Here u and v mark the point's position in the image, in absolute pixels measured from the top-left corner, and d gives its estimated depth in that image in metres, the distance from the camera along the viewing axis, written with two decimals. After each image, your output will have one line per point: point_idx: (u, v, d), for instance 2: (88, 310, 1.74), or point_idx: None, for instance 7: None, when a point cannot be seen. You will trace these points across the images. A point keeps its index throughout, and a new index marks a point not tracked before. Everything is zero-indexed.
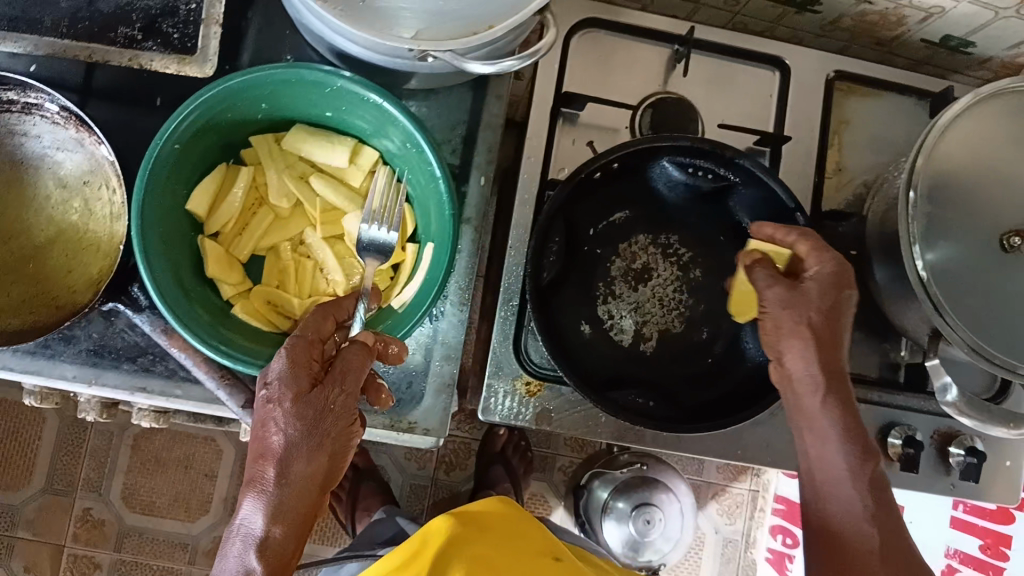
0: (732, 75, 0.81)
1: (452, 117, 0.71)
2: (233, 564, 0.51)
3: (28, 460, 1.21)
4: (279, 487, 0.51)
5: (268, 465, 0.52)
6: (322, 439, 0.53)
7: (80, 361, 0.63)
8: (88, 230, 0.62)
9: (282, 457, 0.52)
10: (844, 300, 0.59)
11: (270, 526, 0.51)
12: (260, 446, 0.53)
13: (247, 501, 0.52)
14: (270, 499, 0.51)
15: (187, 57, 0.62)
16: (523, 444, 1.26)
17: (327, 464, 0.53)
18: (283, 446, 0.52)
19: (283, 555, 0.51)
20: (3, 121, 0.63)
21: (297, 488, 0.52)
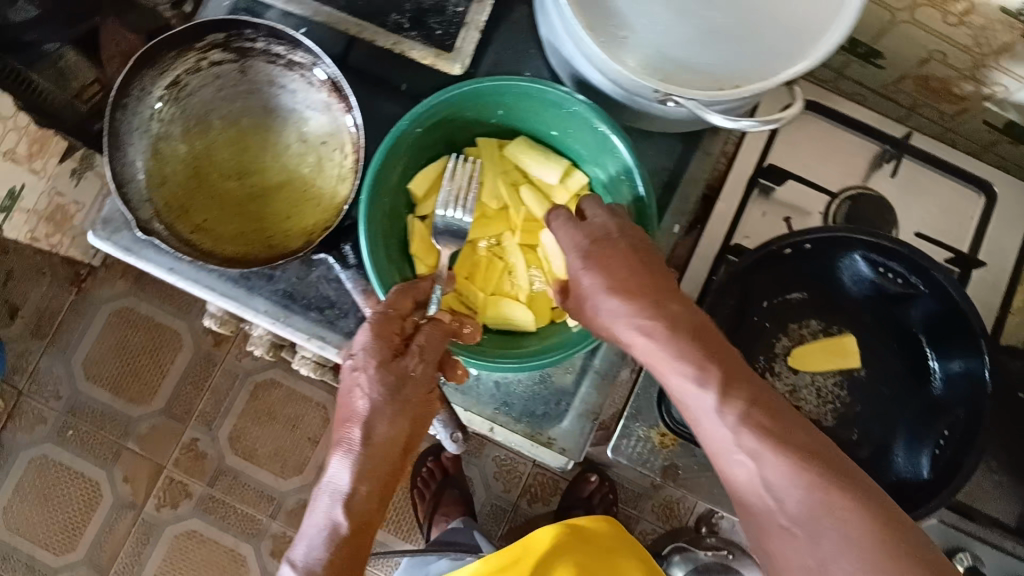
0: (936, 185, 0.80)
1: (659, 162, 0.73)
2: (321, 517, 0.54)
3: (157, 379, 1.29)
4: (364, 447, 0.56)
5: (355, 427, 0.56)
6: (403, 402, 0.58)
7: (273, 299, 0.68)
8: (314, 185, 0.67)
9: (366, 420, 0.56)
10: (640, 260, 0.57)
11: (356, 486, 0.55)
12: (347, 409, 0.58)
13: (335, 460, 0.56)
14: (356, 459, 0.55)
15: (443, 52, 0.66)
16: (611, 498, 1.25)
17: (408, 429, 0.58)
18: (367, 409, 0.56)
19: (367, 511, 0.55)
20: (265, 71, 0.68)
21: (380, 449, 0.56)
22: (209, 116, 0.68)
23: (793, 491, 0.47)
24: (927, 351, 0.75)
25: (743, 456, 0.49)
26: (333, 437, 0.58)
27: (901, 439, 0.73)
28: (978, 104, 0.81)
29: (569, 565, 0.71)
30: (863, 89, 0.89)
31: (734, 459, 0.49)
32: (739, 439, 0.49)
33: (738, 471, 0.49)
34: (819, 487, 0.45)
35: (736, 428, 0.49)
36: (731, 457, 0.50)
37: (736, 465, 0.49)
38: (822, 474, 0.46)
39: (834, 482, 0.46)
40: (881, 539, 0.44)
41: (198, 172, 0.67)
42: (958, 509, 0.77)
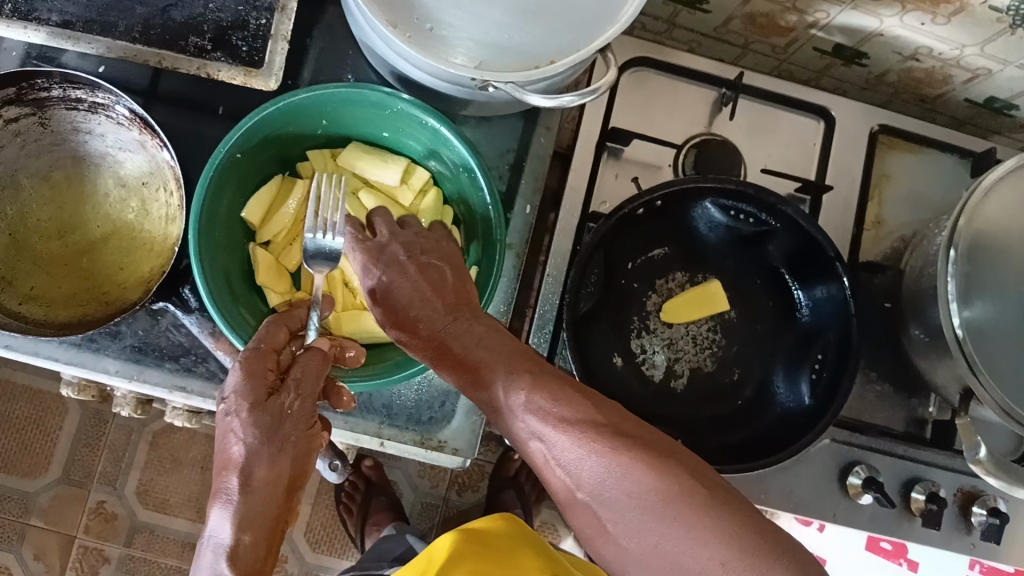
0: (777, 121, 0.82)
1: (500, 145, 0.72)
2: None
3: (48, 447, 1.23)
4: (244, 495, 0.51)
5: (231, 475, 0.51)
6: (282, 442, 0.53)
7: (124, 356, 0.64)
8: (143, 230, 0.64)
9: (245, 464, 0.51)
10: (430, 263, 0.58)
11: (241, 535, 0.50)
12: (223, 459, 0.53)
13: (215, 513, 0.51)
14: (237, 507, 0.50)
15: (253, 70, 0.63)
16: (538, 471, 1.26)
17: (291, 468, 0.53)
18: (243, 454, 0.52)
19: (256, 561, 0.50)
20: (68, 118, 0.64)
21: (263, 494, 0.51)
22: (17, 177, 0.63)
23: (579, 462, 0.45)
24: (790, 283, 0.77)
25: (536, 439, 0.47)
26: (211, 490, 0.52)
27: (780, 370, 0.75)
28: (805, 33, 0.83)
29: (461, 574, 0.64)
30: (695, 35, 0.89)
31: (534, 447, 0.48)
32: (529, 423, 0.48)
33: (536, 456, 0.48)
34: (600, 452, 0.44)
35: (523, 412, 0.48)
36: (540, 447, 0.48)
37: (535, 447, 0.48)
38: (595, 438, 0.45)
39: (610, 440, 0.45)
40: (659, 489, 0.43)
41: (15, 239, 0.62)
42: (846, 425, 0.79)
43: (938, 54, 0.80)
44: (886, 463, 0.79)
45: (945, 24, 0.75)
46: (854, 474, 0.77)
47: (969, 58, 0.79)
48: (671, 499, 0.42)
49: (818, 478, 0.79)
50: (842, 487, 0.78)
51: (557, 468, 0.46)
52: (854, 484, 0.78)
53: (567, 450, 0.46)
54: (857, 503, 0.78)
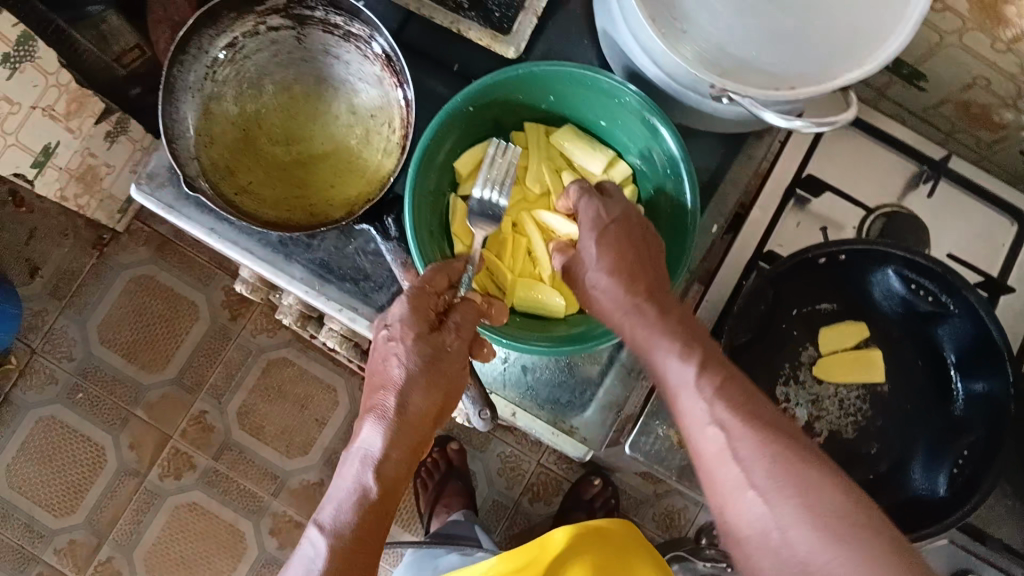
0: (972, 212, 0.81)
1: (701, 161, 0.73)
2: (352, 479, 0.55)
3: (170, 348, 1.29)
4: (396, 416, 0.56)
5: (389, 396, 0.57)
6: (436, 374, 0.58)
7: (309, 267, 0.68)
8: (360, 157, 0.68)
9: (401, 389, 0.57)
10: (639, 250, 0.59)
11: (389, 451, 0.55)
12: (381, 378, 0.58)
13: (368, 426, 0.57)
14: (388, 424, 0.56)
15: (499, 35, 0.66)
16: (614, 501, 1.26)
17: (441, 401, 0.59)
18: (401, 378, 0.57)
19: (397, 479, 0.55)
20: (322, 40, 0.68)
21: (412, 419, 0.57)
22: (262, 80, 0.68)
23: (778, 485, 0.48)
24: (952, 373, 0.74)
25: (753, 490, 0.49)
26: (369, 403, 0.59)
27: (921, 458, 0.73)
28: (1017, 133, 0.82)
29: (584, 564, 0.72)
30: (903, 111, 0.90)
31: (733, 450, 0.50)
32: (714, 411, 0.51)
33: (710, 444, 0.51)
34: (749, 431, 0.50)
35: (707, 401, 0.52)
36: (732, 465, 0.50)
37: (708, 440, 0.51)
38: (737, 407, 0.51)
39: (766, 427, 0.50)
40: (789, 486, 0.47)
41: (246, 134, 0.68)
42: (969, 532, 0.77)
43: None
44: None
45: None
46: None
47: None
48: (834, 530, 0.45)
49: None
50: None
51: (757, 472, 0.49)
52: None
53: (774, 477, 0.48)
54: None
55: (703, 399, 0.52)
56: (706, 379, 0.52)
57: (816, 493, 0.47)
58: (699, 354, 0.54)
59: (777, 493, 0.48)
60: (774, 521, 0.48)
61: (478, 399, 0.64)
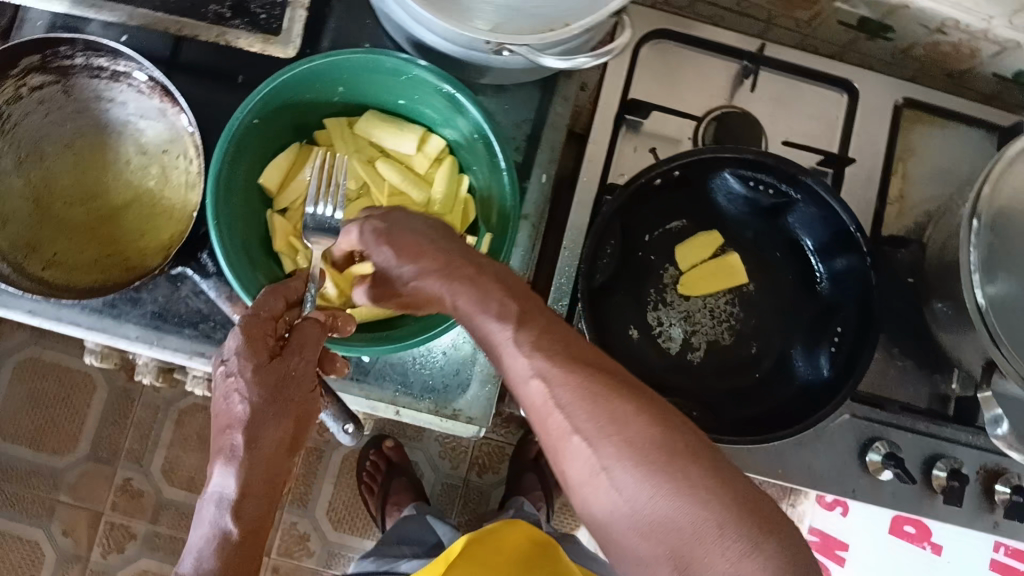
0: (798, 95, 0.81)
1: (517, 115, 0.72)
2: (208, 528, 0.49)
3: (76, 426, 1.25)
4: (248, 452, 0.50)
5: (235, 433, 0.50)
6: (284, 402, 0.51)
7: (144, 322, 0.65)
8: (163, 197, 0.65)
9: (249, 425, 0.50)
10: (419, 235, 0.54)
11: (246, 491, 0.49)
12: (222, 418, 0.51)
13: (216, 469, 0.50)
14: (242, 464, 0.49)
15: (271, 37, 0.63)
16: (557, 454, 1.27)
17: (293, 431, 0.52)
18: (247, 414, 0.50)
19: (260, 518, 0.50)
20: (91, 86, 0.65)
21: (267, 453, 0.50)
22: (40, 144, 0.65)
23: (602, 439, 0.43)
24: (812, 257, 0.75)
25: (577, 435, 0.43)
26: (213, 444, 0.51)
27: (798, 346, 0.74)
28: (829, 6, 0.82)
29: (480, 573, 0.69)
30: (719, 10, 0.89)
31: (552, 407, 0.44)
32: (531, 362, 0.46)
33: (532, 397, 0.46)
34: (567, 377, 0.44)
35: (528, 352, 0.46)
36: (553, 422, 0.44)
37: (531, 394, 0.46)
38: (555, 353, 0.46)
39: (582, 366, 0.45)
40: (620, 439, 0.42)
41: (38, 205, 0.64)
42: (866, 401, 0.78)
43: (966, 27, 0.79)
44: (906, 439, 0.78)
45: None
46: (874, 450, 0.76)
47: (997, 30, 0.78)
48: (668, 481, 0.41)
49: (837, 452, 0.77)
50: (862, 463, 0.77)
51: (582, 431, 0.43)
52: (874, 460, 0.76)
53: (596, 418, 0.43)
54: (877, 480, 0.77)
55: (523, 352, 0.46)
56: (523, 333, 0.47)
57: (640, 431, 0.42)
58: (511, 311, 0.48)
59: (596, 432, 0.43)
60: (598, 461, 0.43)
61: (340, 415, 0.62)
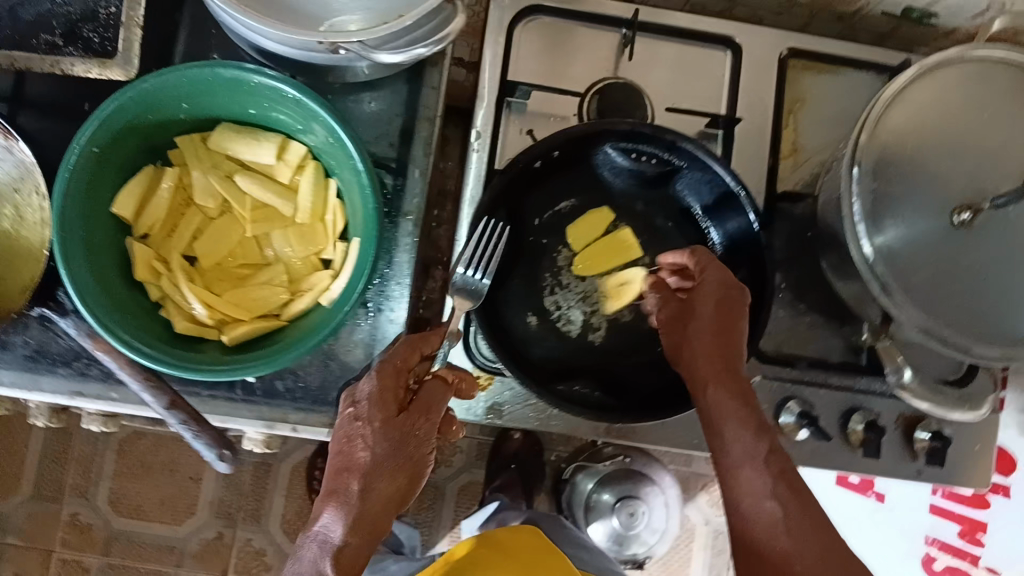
0: (683, 58, 0.80)
1: (388, 110, 0.70)
2: (309, 563, 0.52)
3: (16, 467, 1.23)
4: (361, 498, 0.54)
5: (354, 480, 0.54)
6: (403, 459, 0.56)
7: (18, 366, 0.63)
8: (19, 237, 0.63)
9: (367, 471, 0.54)
10: (731, 308, 0.62)
11: (349, 537, 0.52)
12: (344, 460, 0.55)
13: (326, 512, 0.53)
14: (352, 511, 0.53)
15: (107, 60, 0.61)
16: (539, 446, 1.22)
17: (403, 486, 0.55)
18: (370, 459, 0.54)
19: (357, 564, 0.52)
20: None
21: (377, 505, 0.54)
22: None
23: (764, 474, 0.56)
24: (701, 221, 0.75)
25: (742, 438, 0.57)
26: (325, 488, 0.55)
27: None
28: None
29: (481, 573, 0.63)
30: None
31: (719, 406, 0.59)
32: (720, 409, 0.59)
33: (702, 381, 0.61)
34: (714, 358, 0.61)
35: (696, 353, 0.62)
36: (742, 507, 0.56)
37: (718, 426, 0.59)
38: (722, 374, 0.60)
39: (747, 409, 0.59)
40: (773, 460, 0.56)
41: None
42: (776, 360, 0.77)
43: None
44: (821, 395, 0.77)
45: None
46: (787, 412, 0.75)
47: None
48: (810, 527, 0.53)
49: None
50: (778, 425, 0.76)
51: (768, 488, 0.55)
52: (789, 421, 0.75)
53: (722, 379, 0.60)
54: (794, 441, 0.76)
55: (705, 352, 0.61)
56: (708, 342, 0.61)
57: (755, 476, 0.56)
58: (722, 364, 0.60)
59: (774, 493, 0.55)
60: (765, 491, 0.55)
61: (214, 443, 0.62)
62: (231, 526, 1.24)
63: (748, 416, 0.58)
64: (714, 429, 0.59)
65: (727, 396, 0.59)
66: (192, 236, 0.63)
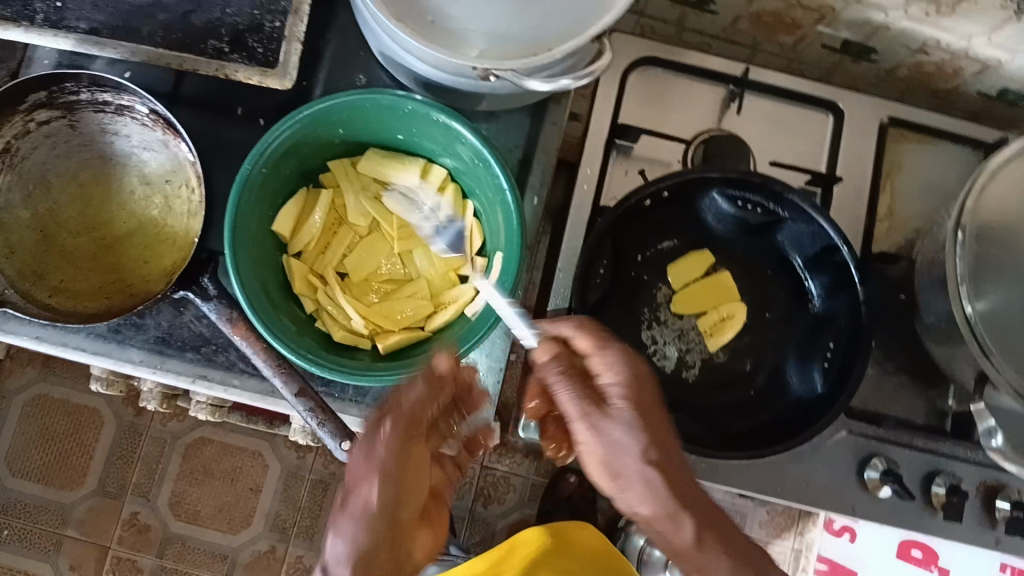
0: (789, 117, 0.84)
1: (510, 139, 0.74)
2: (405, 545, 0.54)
3: (83, 461, 1.21)
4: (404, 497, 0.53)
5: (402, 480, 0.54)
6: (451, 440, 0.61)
7: (148, 346, 0.67)
8: (166, 225, 0.67)
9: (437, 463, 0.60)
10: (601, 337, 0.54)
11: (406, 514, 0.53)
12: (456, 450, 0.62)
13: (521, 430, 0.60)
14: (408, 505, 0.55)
15: (268, 69, 0.65)
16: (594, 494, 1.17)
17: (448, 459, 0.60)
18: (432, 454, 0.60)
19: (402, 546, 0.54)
20: (96, 120, 0.68)
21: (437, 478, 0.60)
22: (47, 177, 0.67)
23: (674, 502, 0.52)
24: (802, 271, 0.77)
25: (645, 492, 0.51)
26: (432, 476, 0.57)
27: (793, 360, 0.75)
28: (812, 30, 0.84)
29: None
30: (706, 38, 0.92)
31: (635, 487, 0.51)
32: (629, 478, 0.51)
33: (629, 483, 0.51)
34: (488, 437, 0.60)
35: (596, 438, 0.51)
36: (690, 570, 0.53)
37: (638, 496, 0.51)
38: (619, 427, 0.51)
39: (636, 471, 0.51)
40: (693, 520, 0.51)
41: (45, 235, 0.66)
42: (862, 417, 0.78)
43: (946, 46, 0.81)
44: (906, 455, 0.77)
45: (950, 14, 0.75)
46: (871, 467, 0.76)
47: (977, 48, 0.80)
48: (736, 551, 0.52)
49: (836, 470, 0.77)
50: (861, 481, 0.77)
51: (666, 528, 0.51)
52: (873, 478, 0.76)
53: (668, 518, 0.51)
54: (875, 497, 0.77)
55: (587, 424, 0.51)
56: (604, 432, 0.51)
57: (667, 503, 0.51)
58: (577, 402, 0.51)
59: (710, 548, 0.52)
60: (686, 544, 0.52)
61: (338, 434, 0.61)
62: (285, 540, 1.22)
63: (652, 474, 0.51)
64: (696, 500, 0.52)
65: (618, 443, 0.51)
66: (346, 249, 0.69)
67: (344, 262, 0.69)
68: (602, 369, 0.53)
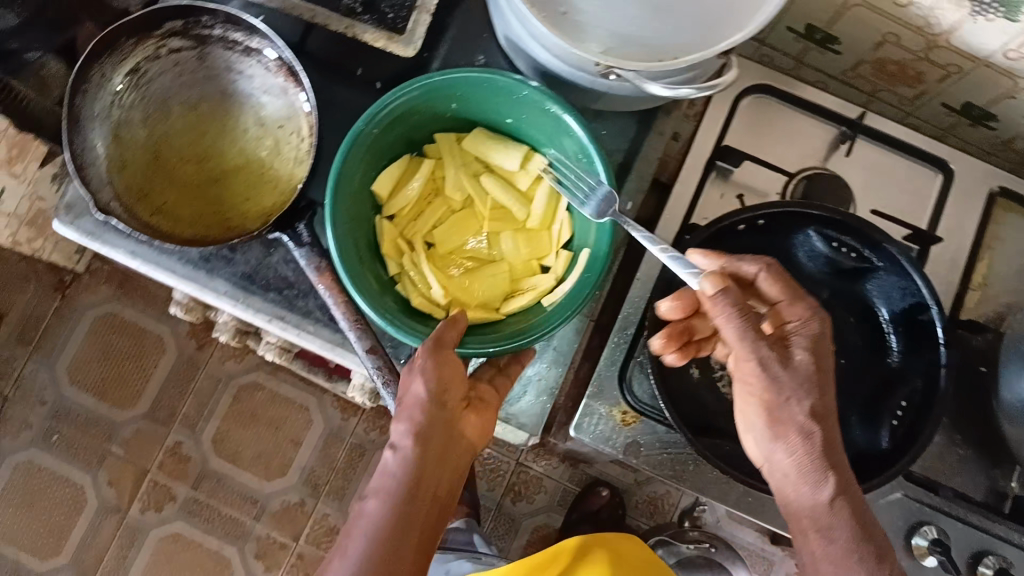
0: (897, 168, 0.82)
1: (614, 143, 0.74)
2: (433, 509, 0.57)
3: (139, 383, 1.24)
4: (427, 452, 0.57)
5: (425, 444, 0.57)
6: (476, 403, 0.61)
7: (233, 281, 0.69)
8: (272, 168, 0.69)
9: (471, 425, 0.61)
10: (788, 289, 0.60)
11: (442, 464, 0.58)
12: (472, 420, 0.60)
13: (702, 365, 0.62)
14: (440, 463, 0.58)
15: (395, 35, 0.70)
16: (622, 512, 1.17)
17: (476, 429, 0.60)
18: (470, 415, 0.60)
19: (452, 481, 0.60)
20: (224, 58, 0.70)
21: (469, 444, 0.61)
22: (168, 101, 0.70)
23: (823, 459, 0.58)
24: (886, 325, 0.75)
25: (794, 434, 0.57)
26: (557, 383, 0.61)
27: (857, 417, 0.73)
28: (935, 86, 0.83)
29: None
30: (824, 76, 0.91)
31: (785, 428, 0.57)
32: (783, 419, 0.58)
33: (779, 426, 0.58)
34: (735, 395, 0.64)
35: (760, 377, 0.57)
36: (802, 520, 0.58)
37: (787, 437, 0.58)
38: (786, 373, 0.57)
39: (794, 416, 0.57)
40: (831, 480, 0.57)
41: (156, 156, 0.69)
42: (919, 482, 0.76)
43: None
44: (957, 528, 0.76)
45: None
46: (921, 535, 0.74)
47: None
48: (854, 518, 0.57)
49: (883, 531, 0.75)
50: (907, 547, 0.75)
51: (799, 478, 0.57)
52: (920, 545, 0.74)
53: (814, 471, 0.57)
54: (920, 565, 0.75)
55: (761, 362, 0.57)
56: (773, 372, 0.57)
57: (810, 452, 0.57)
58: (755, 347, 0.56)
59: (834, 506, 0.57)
60: (811, 495, 0.57)
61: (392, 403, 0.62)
62: (315, 496, 1.24)
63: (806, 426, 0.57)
64: (836, 460, 0.58)
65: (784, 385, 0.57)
66: (438, 220, 0.70)
67: (433, 232, 0.70)
68: (792, 318, 0.59)
